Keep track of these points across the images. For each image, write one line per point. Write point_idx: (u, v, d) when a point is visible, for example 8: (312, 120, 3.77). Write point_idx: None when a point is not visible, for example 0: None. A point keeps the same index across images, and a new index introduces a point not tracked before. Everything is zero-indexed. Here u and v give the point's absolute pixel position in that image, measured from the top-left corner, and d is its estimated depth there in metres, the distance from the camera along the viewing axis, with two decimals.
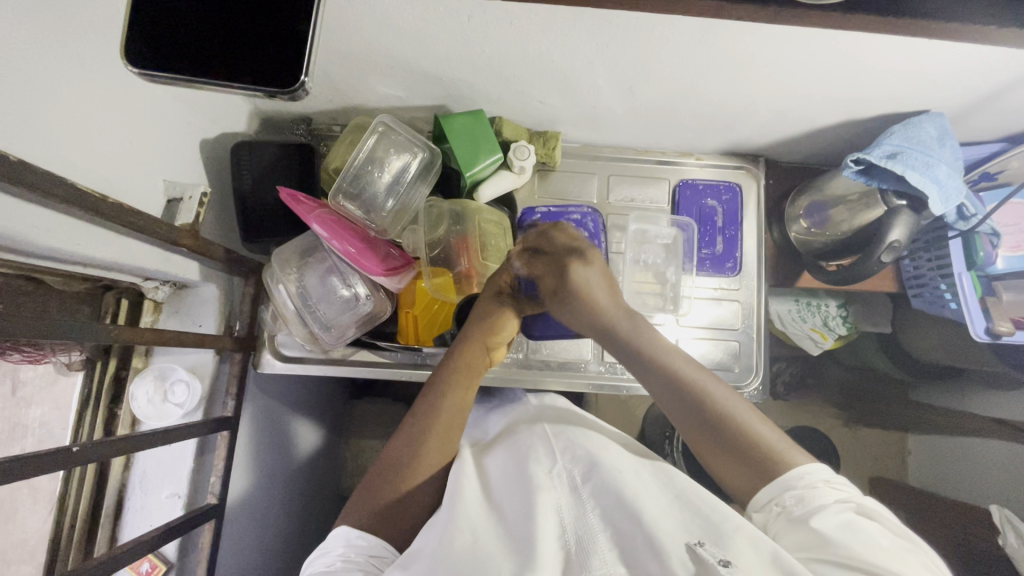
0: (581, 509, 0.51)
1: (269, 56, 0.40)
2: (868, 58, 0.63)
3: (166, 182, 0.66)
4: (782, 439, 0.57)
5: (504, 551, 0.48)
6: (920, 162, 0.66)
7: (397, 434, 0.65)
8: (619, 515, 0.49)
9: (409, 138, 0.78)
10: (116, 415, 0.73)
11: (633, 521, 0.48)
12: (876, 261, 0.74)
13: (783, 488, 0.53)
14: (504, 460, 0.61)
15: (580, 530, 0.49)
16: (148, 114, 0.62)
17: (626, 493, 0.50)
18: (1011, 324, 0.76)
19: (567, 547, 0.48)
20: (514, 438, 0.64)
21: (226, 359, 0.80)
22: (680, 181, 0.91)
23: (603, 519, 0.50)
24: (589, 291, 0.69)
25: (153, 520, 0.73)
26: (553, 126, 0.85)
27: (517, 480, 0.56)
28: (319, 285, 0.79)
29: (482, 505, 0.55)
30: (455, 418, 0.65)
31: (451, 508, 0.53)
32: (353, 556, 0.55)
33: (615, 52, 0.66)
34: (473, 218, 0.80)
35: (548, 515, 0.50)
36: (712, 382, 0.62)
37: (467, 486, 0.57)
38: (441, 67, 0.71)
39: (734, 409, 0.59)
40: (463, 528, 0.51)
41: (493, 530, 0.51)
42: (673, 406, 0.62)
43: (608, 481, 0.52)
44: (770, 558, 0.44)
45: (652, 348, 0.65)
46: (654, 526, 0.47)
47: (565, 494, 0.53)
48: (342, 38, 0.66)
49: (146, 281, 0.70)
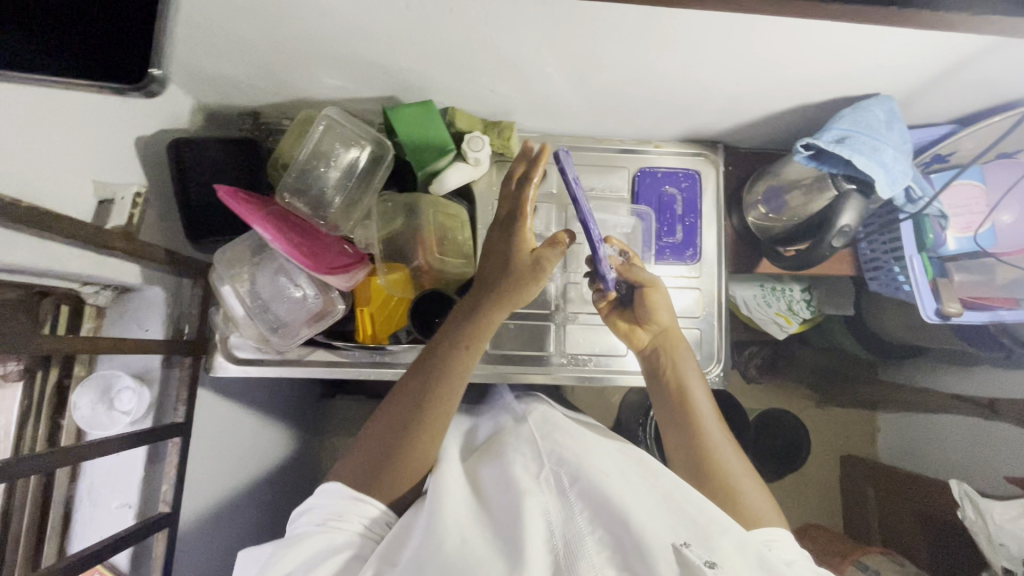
0: (569, 510, 0.54)
1: (117, 55, 0.50)
2: (815, 41, 0.62)
3: (96, 184, 0.62)
4: (765, 505, 0.64)
5: (493, 554, 0.51)
6: (866, 145, 0.66)
7: (403, 392, 0.65)
8: (606, 516, 0.51)
9: (355, 132, 0.76)
10: (60, 426, 0.70)
11: (621, 523, 0.50)
12: (827, 246, 0.73)
13: (764, 537, 0.59)
14: (494, 466, 0.63)
15: (566, 534, 0.52)
16: (71, 110, 0.59)
17: (612, 496, 0.53)
18: (960, 304, 0.77)
19: (555, 550, 0.50)
20: (502, 443, 0.66)
21: (175, 365, 0.77)
22: (639, 169, 0.91)
23: (591, 521, 0.52)
24: (656, 316, 0.77)
25: (104, 532, 0.71)
26: (507, 115, 0.84)
27: (505, 485, 0.58)
28: (268, 283, 0.76)
29: (471, 514, 0.57)
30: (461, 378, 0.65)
31: (438, 511, 0.55)
32: (335, 516, 0.60)
33: (562, 37, 0.64)
34: (427, 212, 0.80)
35: (535, 520, 0.52)
36: (721, 436, 0.69)
37: (451, 490, 0.59)
38: (385, 57, 0.69)
39: (731, 465, 0.66)
40: (451, 533, 0.53)
41: (476, 534, 0.54)
42: (682, 441, 0.69)
43: (594, 484, 0.55)
44: (756, 560, 0.49)
45: (682, 387, 0.72)
46: (641, 527, 0.49)
47: (553, 497, 0.56)
48: (277, 27, 0.63)
49: (84, 286, 0.68)
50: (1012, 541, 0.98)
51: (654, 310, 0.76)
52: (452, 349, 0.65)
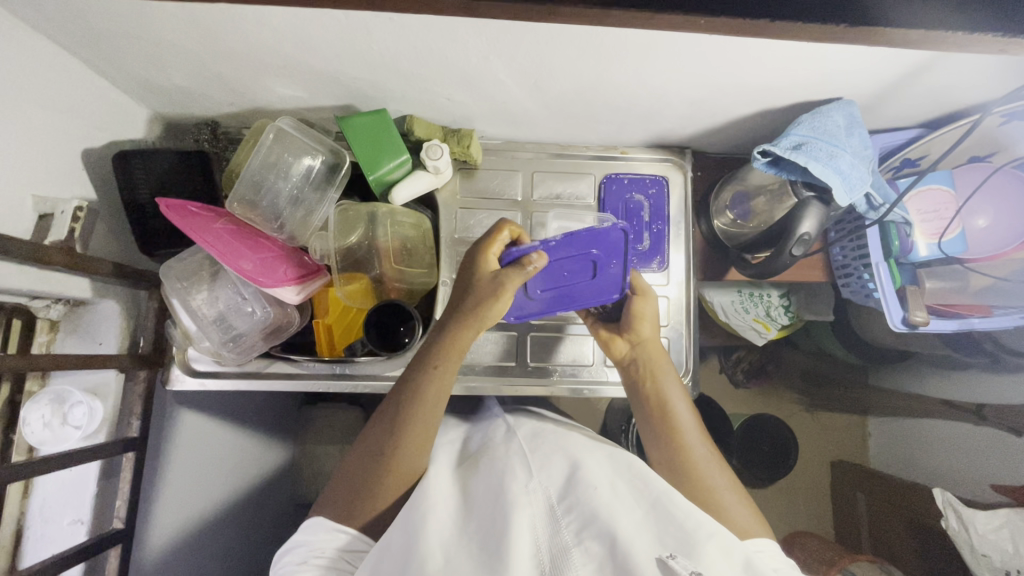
0: (556, 525, 0.54)
1: None
2: (768, 48, 0.60)
3: (36, 198, 0.61)
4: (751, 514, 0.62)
5: (478, 567, 0.50)
6: (823, 152, 0.64)
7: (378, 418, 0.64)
8: (593, 531, 0.52)
9: (308, 141, 0.75)
10: (11, 442, 0.69)
11: (606, 539, 0.50)
12: (788, 254, 0.71)
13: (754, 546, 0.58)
14: (483, 473, 0.63)
15: (553, 548, 0.52)
16: (8, 124, 0.58)
17: (601, 513, 0.53)
18: (926, 313, 0.75)
19: (542, 564, 0.50)
20: (492, 455, 0.66)
21: (132, 378, 0.77)
22: (606, 176, 0.89)
23: (577, 535, 0.52)
24: (638, 325, 0.75)
25: (56, 550, 0.70)
26: (468, 123, 0.83)
27: (494, 496, 0.58)
28: (222, 297, 0.76)
29: (453, 525, 0.56)
30: (434, 397, 0.63)
31: (424, 521, 0.55)
32: (327, 551, 0.57)
33: (508, 44, 0.63)
34: (385, 222, 0.79)
35: (523, 532, 0.52)
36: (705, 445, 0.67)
37: (438, 499, 0.58)
38: (333, 66, 0.68)
39: (716, 476, 0.65)
40: (437, 548, 0.52)
41: (462, 548, 0.53)
42: (665, 453, 0.67)
43: (584, 500, 0.55)
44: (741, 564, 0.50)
45: (661, 395, 0.71)
46: (628, 542, 0.49)
47: (541, 511, 0.55)
48: (218, 38, 0.62)
49: (33, 300, 0.67)
50: (994, 552, 0.95)
51: (638, 321, 0.75)
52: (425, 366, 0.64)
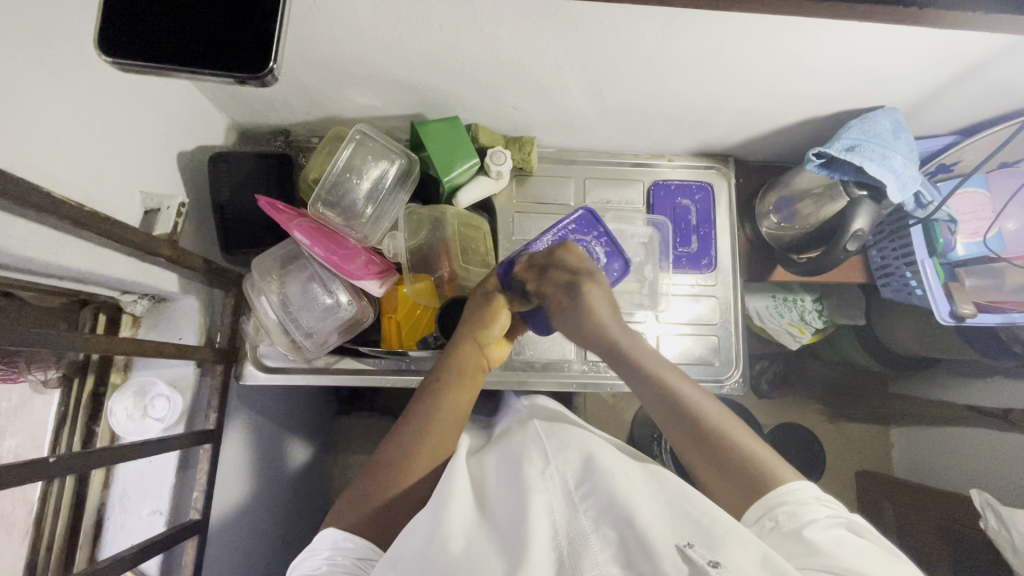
0: (574, 510, 0.49)
1: (235, 42, 0.39)
2: (822, 60, 0.66)
3: (144, 194, 0.66)
4: (771, 454, 0.59)
5: (501, 551, 0.46)
6: (876, 153, 0.69)
7: (395, 435, 0.64)
8: (613, 516, 0.47)
9: (386, 147, 0.80)
10: (95, 433, 0.71)
11: (625, 522, 0.45)
12: (842, 249, 0.76)
13: (777, 503, 0.53)
14: (498, 462, 0.59)
15: (571, 533, 0.47)
16: (121, 124, 0.62)
17: (618, 496, 0.48)
18: (973, 306, 0.80)
19: (559, 549, 0.46)
20: (508, 443, 0.61)
21: (207, 372, 0.80)
22: (654, 182, 0.94)
23: (596, 521, 0.47)
24: (594, 309, 0.73)
25: (134, 540, 0.72)
26: (527, 131, 0.87)
27: (509, 482, 0.54)
28: (299, 292, 0.80)
29: (486, 511, 0.53)
30: (454, 421, 0.65)
31: (444, 505, 0.51)
32: (344, 560, 0.54)
33: (582, 55, 0.67)
34: (452, 223, 0.83)
35: (540, 517, 0.47)
36: (698, 395, 0.65)
37: (460, 488, 0.54)
38: (414, 76, 0.72)
39: (728, 427, 0.61)
40: (458, 533, 0.48)
41: (487, 531, 0.49)
42: (672, 423, 0.63)
43: (602, 483, 0.50)
44: (762, 560, 0.43)
45: (642, 354, 0.69)
46: (646, 527, 0.44)
47: (558, 496, 0.51)
48: (313, 48, 0.67)
49: (124, 294, 0.70)
50: None
51: (593, 304, 0.73)
52: (434, 384, 0.68)
